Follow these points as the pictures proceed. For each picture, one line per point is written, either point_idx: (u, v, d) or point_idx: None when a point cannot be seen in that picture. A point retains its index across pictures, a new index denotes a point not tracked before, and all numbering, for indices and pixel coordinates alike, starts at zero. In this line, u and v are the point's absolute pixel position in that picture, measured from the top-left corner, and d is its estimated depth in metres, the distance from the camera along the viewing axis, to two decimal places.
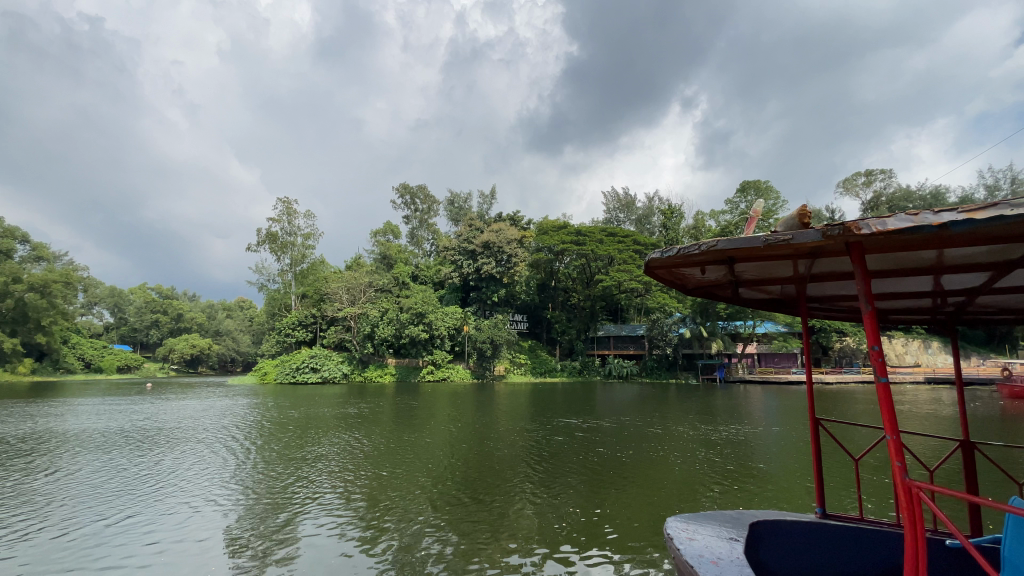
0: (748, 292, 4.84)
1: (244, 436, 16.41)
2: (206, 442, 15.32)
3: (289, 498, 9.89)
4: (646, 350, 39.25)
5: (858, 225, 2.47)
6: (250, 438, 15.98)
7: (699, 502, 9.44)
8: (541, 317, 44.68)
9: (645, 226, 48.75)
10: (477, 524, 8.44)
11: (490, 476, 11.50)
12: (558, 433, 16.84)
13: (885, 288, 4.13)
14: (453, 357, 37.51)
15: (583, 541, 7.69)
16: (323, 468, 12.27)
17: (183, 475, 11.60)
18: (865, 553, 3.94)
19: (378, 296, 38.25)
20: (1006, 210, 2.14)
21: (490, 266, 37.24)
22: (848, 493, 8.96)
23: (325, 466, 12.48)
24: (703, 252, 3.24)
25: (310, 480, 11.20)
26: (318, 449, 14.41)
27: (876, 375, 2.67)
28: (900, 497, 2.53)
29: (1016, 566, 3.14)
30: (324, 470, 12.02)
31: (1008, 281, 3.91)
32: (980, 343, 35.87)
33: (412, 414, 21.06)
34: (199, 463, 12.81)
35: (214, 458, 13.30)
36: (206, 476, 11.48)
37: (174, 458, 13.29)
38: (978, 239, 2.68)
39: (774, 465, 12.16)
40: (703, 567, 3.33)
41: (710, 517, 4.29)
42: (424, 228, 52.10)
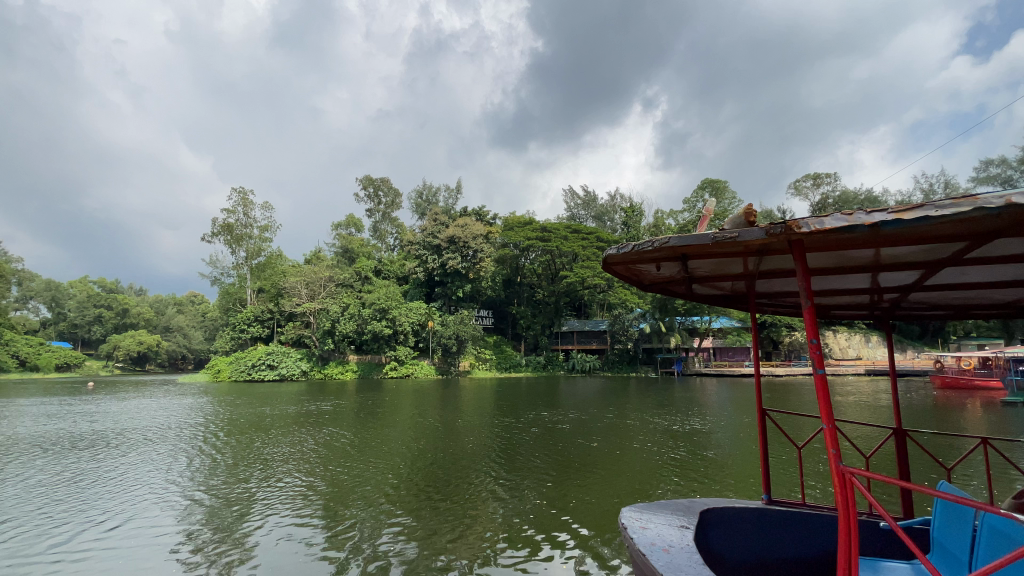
0: (701, 288, 4.98)
1: (200, 435, 15.70)
2: (160, 443, 14.59)
3: (246, 498, 9.57)
4: (608, 344, 40.06)
5: (798, 223, 2.56)
6: (204, 438, 15.26)
7: (657, 492, 9.78)
8: (506, 313, 44.78)
9: (606, 223, 49.59)
10: (440, 520, 8.35)
11: (452, 472, 11.42)
12: (522, 428, 16.89)
13: (828, 285, 4.34)
14: (417, 353, 37.02)
15: (547, 534, 7.77)
16: (284, 467, 11.87)
17: (136, 476, 11.07)
18: (808, 536, 4.14)
19: (340, 290, 37.38)
20: (932, 210, 2.24)
21: (455, 262, 36.93)
22: (792, 479, 9.52)
23: (284, 465, 12.07)
24: (657, 248, 3.32)
25: (269, 479, 10.86)
26: (277, 449, 13.88)
27: (814, 367, 2.78)
28: (835, 483, 2.66)
29: (945, 546, 3.44)
30: (284, 469, 11.67)
31: (938, 280, 4.19)
32: (915, 338, 38.51)
33: (373, 411, 20.62)
34: (152, 464, 12.20)
35: (167, 459, 12.71)
36: (161, 478, 10.91)
37: (123, 460, 12.63)
38: (909, 240, 2.86)
39: (727, 454, 12.82)
40: (655, 556, 3.39)
41: (662, 505, 4.40)
42: (387, 222, 51.17)
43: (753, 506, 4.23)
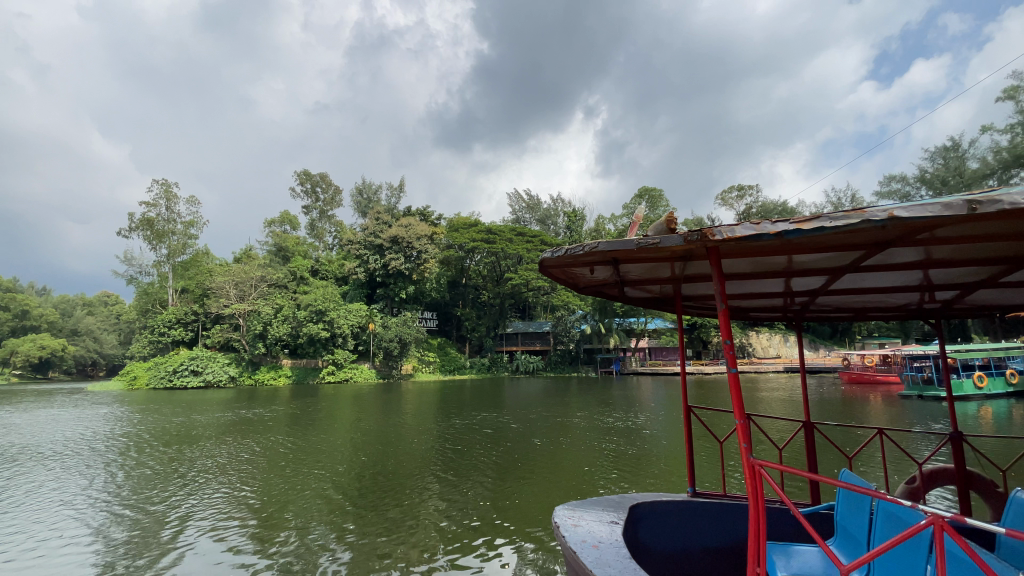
0: (633, 291, 5.16)
1: (121, 448, 14.33)
2: (73, 456, 13.39)
3: (172, 510, 9.08)
4: (551, 345, 40.72)
5: (712, 231, 2.71)
6: (126, 451, 13.95)
7: (595, 488, 10.07)
8: (450, 314, 44.23)
9: (550, 227, 50.46)
10: (377, 525, 8.29)
11: (393, 478, 11.13)
12: (465, 431, 16.68)
13: (746, 288, 4.62)
14: (357, 356, 35.72)
15: (488, 536, 7.80)
16: (215, 480, 11.09)
17: (46, 492, 10.19)
18: (727, 525, 4.38)
19: (273, 291, 35.40)
20: (826, 222, 2.40)
21: (398, 262, 36.07)
22: (715, 472, 10.13)
23: (214, 477, 11.26)
24: (588, 253, 3.42)
25: (198, 489, 10.34)
26: (206, 460, 12.91)
27: (727, 366, 2.94)
28: (745, 474, 2.80)
29: (847, 530, 3.75)
30: (215, 479, 11.12)
31: (841, 285, 4.58)
32: (826, 337, 42.13)
33: (308, 418, 19.65)
34: (65, 478, 11.25)
35: (84, 472, 11.74)
36: (75, 494, 10.07)
37: (29, 474, 11.52)
38: (813, 247, 3.09)
39: (659, 449, 13.45)
40: (585, 553, 3.47)
41: (595, 502, 4.51)
42: (325, 221, 49.24)
43: (679, 499, 4.44)
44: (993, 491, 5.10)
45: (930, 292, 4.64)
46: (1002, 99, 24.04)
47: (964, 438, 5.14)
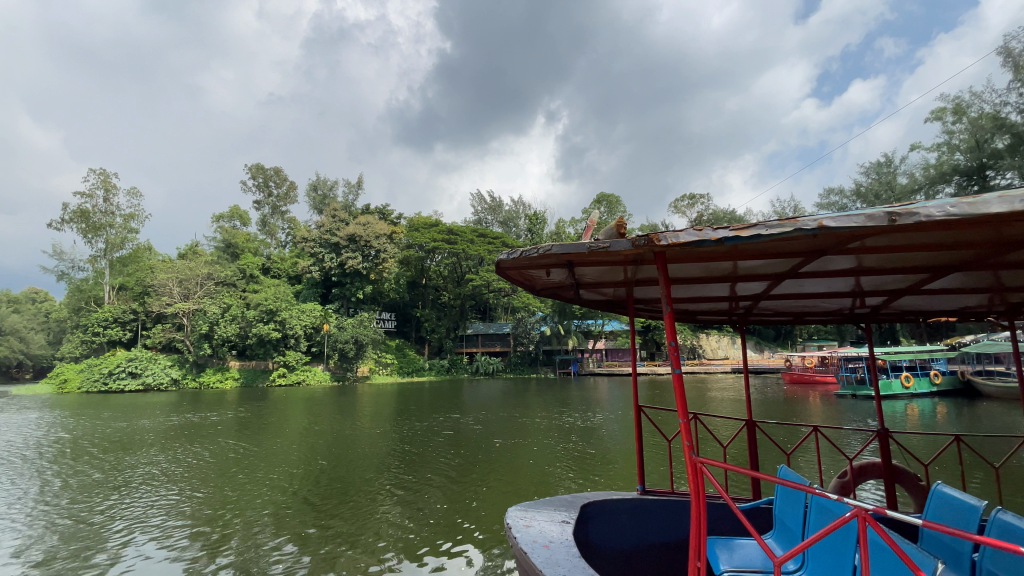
0: (588, 294, 5.25)
1: (52, 455, 13.35)
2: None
3: (112, 518, 8.61)
4: (511, 347, 40.84)
5: (658, 237, 2.80)
6: (61, 457, 13.00)
7: (552, 488, 10.21)
8: (409, 315, 43.59)
9: (511, 229, 50.64)
10: (331, 530, 8.12)
11: (346, 483, 10.82)
12: (423, 434, 16.46)
13: (695, 292, 4.78)
14: (310, 358, 34.56)
15: (445, 538, 7.78)
16: (159, 487, 10.48)
17: None
18: (674, 522, 4.51)
19: (220, 290, 33.75)
20: (763, 230, 2.49)
21: (355, 262, 35.26)
22: (662, 471, 10.49)
23: (156, 485, 10.61)
24: (542, 255, 3.47)
25: (142, 497, 9.83)
26: (148, 467, 12.16)
27: (672, 367, 3.02)
28: (688, 472, 2.87)
29: (785, 523, 3.94)
30: (160, 485, 10.60)
31: (781, 290, 4.81)
32: (771, 339, 44.31)
33: (256, 422, 18.88)
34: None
35: (13, 480, 10.92)
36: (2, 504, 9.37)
37: None
38: (754, 254, 3.24)
39: (613, 448, 13.80)
40: (535, 553, 3.49)
41: (547, 502, 4.55)
42: (278, 217, 47.53)
43: (629, 497, 4.54)
44: (916, 483, 5.47)
45: (860, 298, 4.95)
46: (931, 120, 25.96)
47: (891, 434, 5.48)
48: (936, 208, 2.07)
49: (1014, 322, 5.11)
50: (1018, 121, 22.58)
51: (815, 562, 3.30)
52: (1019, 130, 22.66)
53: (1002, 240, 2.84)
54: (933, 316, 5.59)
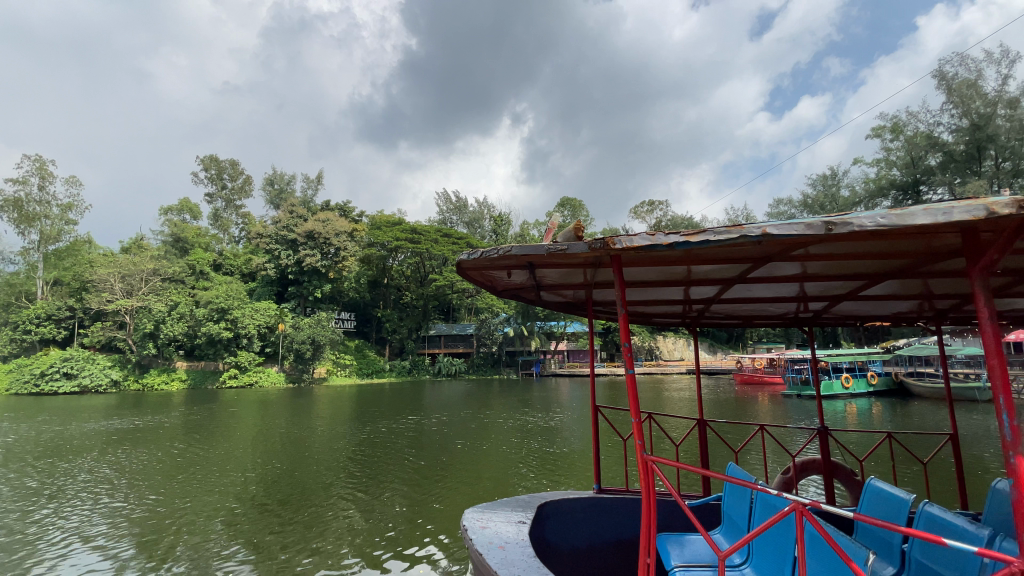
0: (548, 296, 5.31)
1: None
2: None
3: (49, 528, 8.10)
4: (474, 348, 40.68)
5: (613, 241, 2.85)
6: None
7: (513, 488, 10.28)
8: (370, 315, 42.76)
9: (476, 229, 50.51)
10: (285, 535, 7.91)
11: (301, 487, 10.51)
12: (384, 436, 16.20)
13: (650, 295, 4.90)
14: (264, 359, 33.28)
15: (405, 540, 7.72)
16: (102, 494, 9.92)
17: None
18: (627, 519, 4.60)
19: (168, 286, 32.05)
20: (711, 235, 2.56)
21: (313, 259, 34.30)
22: (616, 470, 10.73)
23: (100, 492, 10.03)
24: (502, 256, 3.47)
25: (83, 504, 9.29)
26: (91, 473, 11.47)
27: (626, 367, 3.09)
28: (640, 470, 2.92)
29: (733, 519, 4.08)
30: (104, 492, 10.03)
31: (732, 294, 5.00)
32: (723, 342, 46.09)
33: (206, 425, 18.03)
34: None
35: None
36: None
37: None
38: (706, 259, 3.35)
39: (571, 448, 14.03)
40: (490, 554, 3.47)
41: (504, 502, 4.55)
42: (232, 211, 45.67)
43: (585, 496, 4.61)
44: (852, 478, 5.78)
45: (804, 303, 5.20)
46: (873, 136, 27.67)
47: (830, 432, 5.78)
48: (868, 219, 2.18)
49: (940, 326, 5.50)
50: (949, 140, 24.37)
51: (759, 555, 3.44)
52: (949, 148, 24.46)
53: (932, 250, 3.03)
54: (869, 320, 5.94)
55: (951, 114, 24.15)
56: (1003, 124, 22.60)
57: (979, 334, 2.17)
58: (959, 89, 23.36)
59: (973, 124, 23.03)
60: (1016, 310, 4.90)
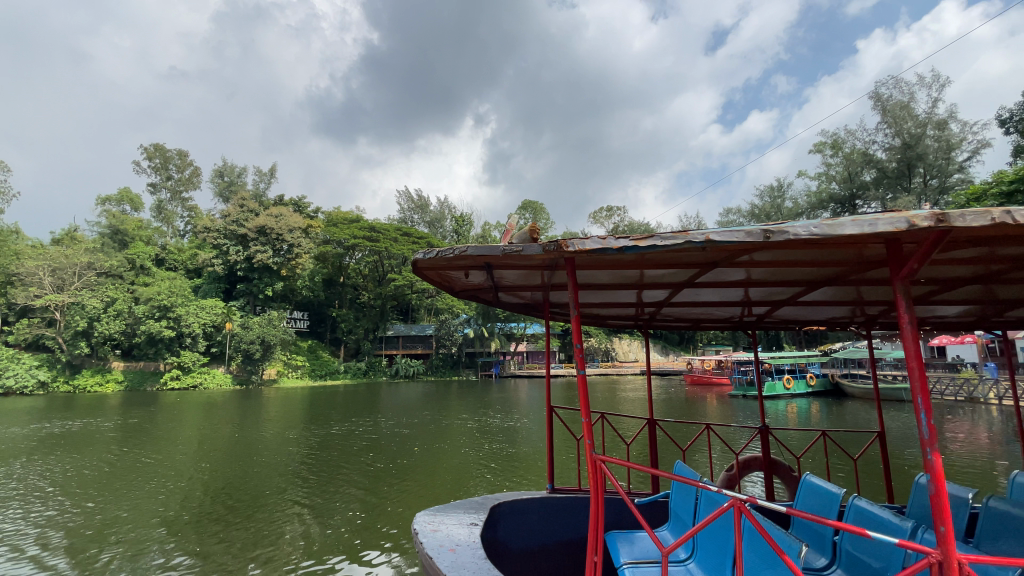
0: (506, 297, 5.31)
1: None
2: None
3: None
4: (432, 349, 40.21)
5: (567, 243, 2.88)
6: None
7: (470, 489, 10.27)
8: (324, 315, 41.51)
9: (438, 229, 50.04)
10: (234, 542, 7.65)
11: (249, 493, 10.07)
12: (340, 438, 15.81)
13: (605, 297, 5.00)
14: (209, 359, 31.68)
15: (359, 544, 7.58)
16: (34, 502, 9.29)
17: None
18: (578, 519, 4.65)
19: (104, 281, 30.01)
20: (658, 241, 2.64)
21: (265, 255, 32.98)
22: (570, 471, 10.89)
23: (31, 499, 9.39)
24: (458, 256, 3.44)
25: (12, 513, 8.68)
26: (19, 480, 10.69)
27: (577, 368, 3.12)
28: (589, 469, 2.96)
29: (680, 516, 4.20)
30: (35, 500, 9.39)
31: (682, 298, 5.16)
32: (676, 344, 47.66)
33: (146, 428, 17.05)
34: None
35: None
36: None
37: None
38: (656, 263, 3.44)
39: (529, 448, 14.17)
40: (440, 557, 3.43)
41: (457, 504, 4.52)
42: (178, 204, 43.31)
43: (538, 496, 4.64)
44: (789, 474, 6.07)
45: (748, 307, 5.45)
46: (816, 151, 29.37)
47: (771, 430, 6.06)
48: (802, 228, 2.30)
49: (870, 332, 5.87)
50: (883, 157, 26.17)
51: (702, 550, 3.55)
52: (883, 165, 26.27)
53: (861, 259, 3.24)
54: (807, 325, 6.29)
55: (885, 133, 25.94)
56: (931, 144, 24.52)
57: (900, 338, 2.32)
58: (893, 110, 25.11)
59: (904, 144, 24.83)
60: (935, 317, 5.31)
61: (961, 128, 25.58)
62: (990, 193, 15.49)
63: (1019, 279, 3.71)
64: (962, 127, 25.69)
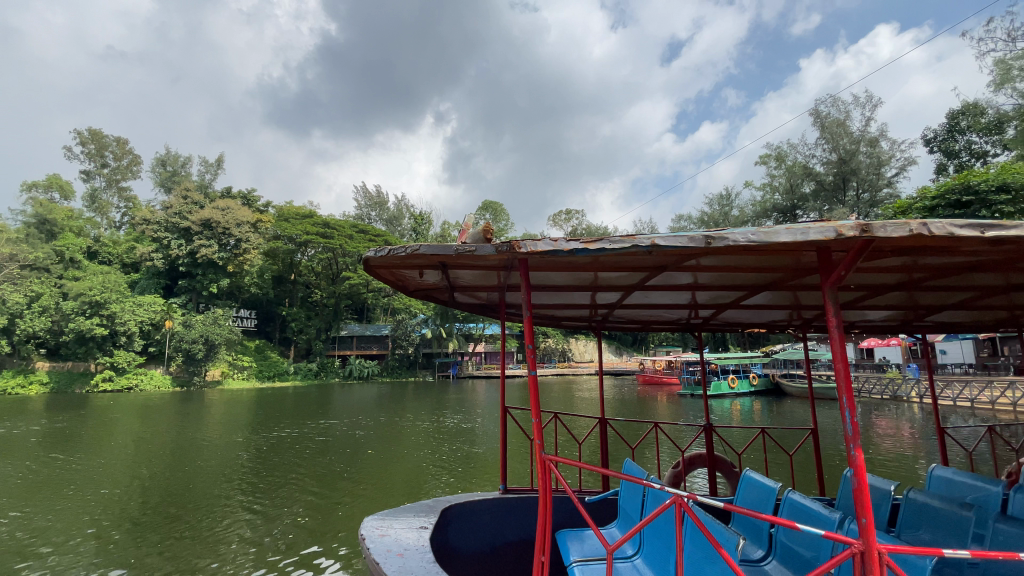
0: (462, 297, 5.27)
1: None
2: None
3: None
4: (388, 350, 39.51)
5: (520, 244, 2.88)
6: None
7: (425, 491, 10.21)
8: (273, 313, 39.94)
9: (395, 228, 49.24)
10: (175, 549, 7.34)
11: (191, 500, 9.61)
12: (289, 441, 15.30)
13: (560, 299, 5.05)
14: (146, 360, 29.81)
15: (309, 549, 7.42)
16: None
17: None
18: (527, 519, 4.67)
19: (27, 275, 27.73)
20: (608, 244, 2.69)
21: (210, 250, 31.39)
22: (521, 471, 10.98)
23: None
24: (410, 255, 3.37)
25: None
26: None
27: (529, 369, 3.12)
28: (539, 468, 2.97)
29: (628, 513, 4.28)
30: None
31: (634, 301, 5.28)
32: (629, 345, 48.98)
33: (74, 432, 15.90)
34: None
35: None
36: None
37: None
38: (608, 266, 3.51)
39: (485, 449, 14.20)
40: (387, 562, 3.36)
41: (407, 508, 4.44)
42: (114, 193, 40.59)
43: (490, 497, 4.64)
44: (732, 470, 6.33)
45: (695, 310, 5.65)
46: (761, 162, 30.89)
47: (715, 428, 6.30)
48: (740, 235, 2.40)
49: (805, 334, 6.21)
50: (821, 171, 27.82)
51: (648, 546, 3.64)
52: (821, 178, 27.93)
53: (799, 265, 3.42)
54: (749, 326, 6.57)
55: (824, 148, 27.58)
56: (864, 160, 26.30)
57: (828, 340, 2.45)
58: (831, 127, 26.78)
59: (840, 159, 26.53)
60: (863, 321, 5.67)
61: (890, 146, 27.52)
62: (914, 207, 16.72)
63: (937, 286, 4.01)
64: (891, 144, 27.65)
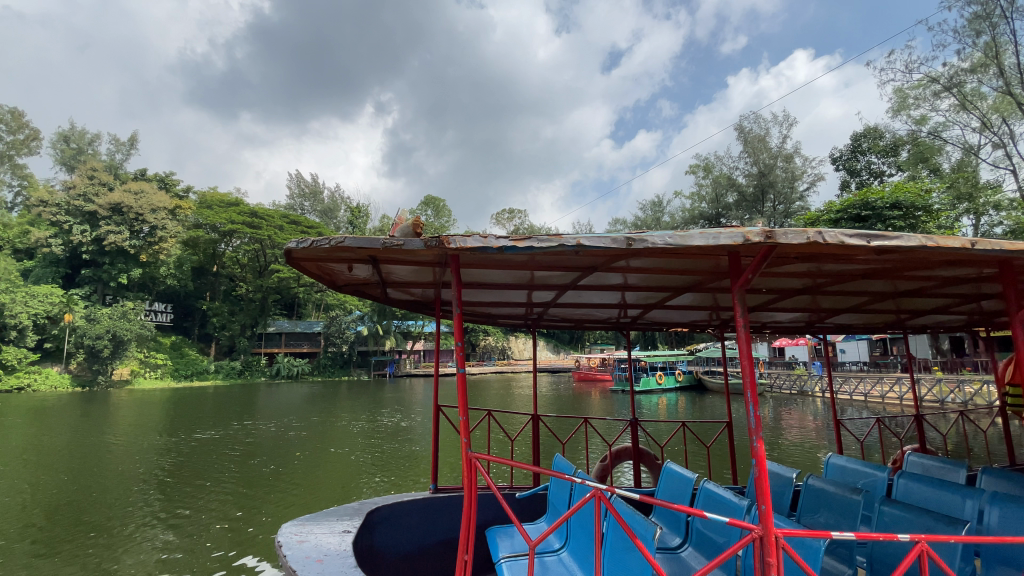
0: (395, 293, 5.15)
1: None
2: None
3: None
4: (320, 348, 37.94)
5: (449, 240, 2.84)
6: None
7: (355, 492, 9.99)
8: (192, 307, 37.13)
9: (330, 220, 47.38)
10: (72, 565, 6.74)
11: (96, 508, 8.87)
12: (209, 444, 14.39)
13: (495, 296, 5.07)
14: (39, 357, 26.72)
15: (228, 557, 7.05)
16: None
17: None
18: (457, 518, 4.64)
19: None
20: (536, 243, 2.71)
21: (119, 237, 28.70)
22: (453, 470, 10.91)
23: None
24: (334, 247, 3.23)
25: None
26: None
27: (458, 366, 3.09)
28: (465, 467, 2.95)
29: (557, 508, 4.35)
30: None
31: (567, 300, 5.41)
32: (565, 343, 50.10)
33: None
34: None
35: None
36: None
37: None
38: (539, 263, 3.56)
39: (419, 448, 14.05)
40: (305, 568, 3.23)
41: (330, 512, 4.28)
42: (4, 169, 36.09)
43: (419, 497, 4.58)
44: (654, 462, 6.64)
45: (624, 309, 5.86)
46: (691, 171, 32.60)
47: (639, 422, 6.58)
48: (659, 237, 2.52)
49: (723, 334, 6.61)
50: (743, 182, 29.78)
51: (574, 539, 3.72)
52: (742, 188, 29.87)
53: (717, 269, 3.64)
54: (673, 326, 6.91)
55: (746, 161, 29.57)
56: (781, 174, 28.48)
57: (736, 338, 2.63)
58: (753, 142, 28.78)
59: (760, 172, 28.56)
60: (773, 321, 6.14)
61: (803, 162, 29.95)
62: (821, 219, 18.29)
63: (835, 291, 4.42)
64: (805, 161, 30.11)
